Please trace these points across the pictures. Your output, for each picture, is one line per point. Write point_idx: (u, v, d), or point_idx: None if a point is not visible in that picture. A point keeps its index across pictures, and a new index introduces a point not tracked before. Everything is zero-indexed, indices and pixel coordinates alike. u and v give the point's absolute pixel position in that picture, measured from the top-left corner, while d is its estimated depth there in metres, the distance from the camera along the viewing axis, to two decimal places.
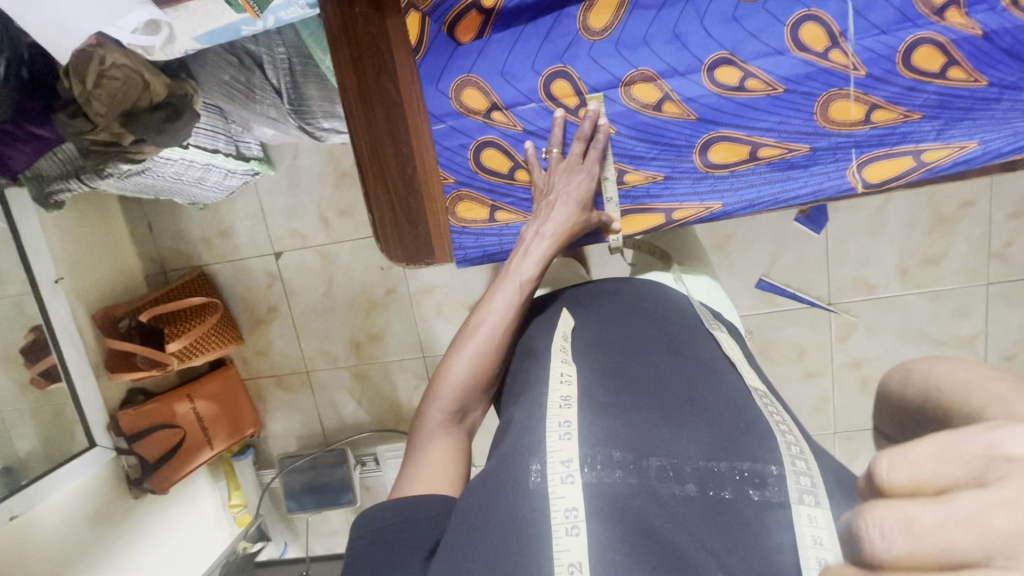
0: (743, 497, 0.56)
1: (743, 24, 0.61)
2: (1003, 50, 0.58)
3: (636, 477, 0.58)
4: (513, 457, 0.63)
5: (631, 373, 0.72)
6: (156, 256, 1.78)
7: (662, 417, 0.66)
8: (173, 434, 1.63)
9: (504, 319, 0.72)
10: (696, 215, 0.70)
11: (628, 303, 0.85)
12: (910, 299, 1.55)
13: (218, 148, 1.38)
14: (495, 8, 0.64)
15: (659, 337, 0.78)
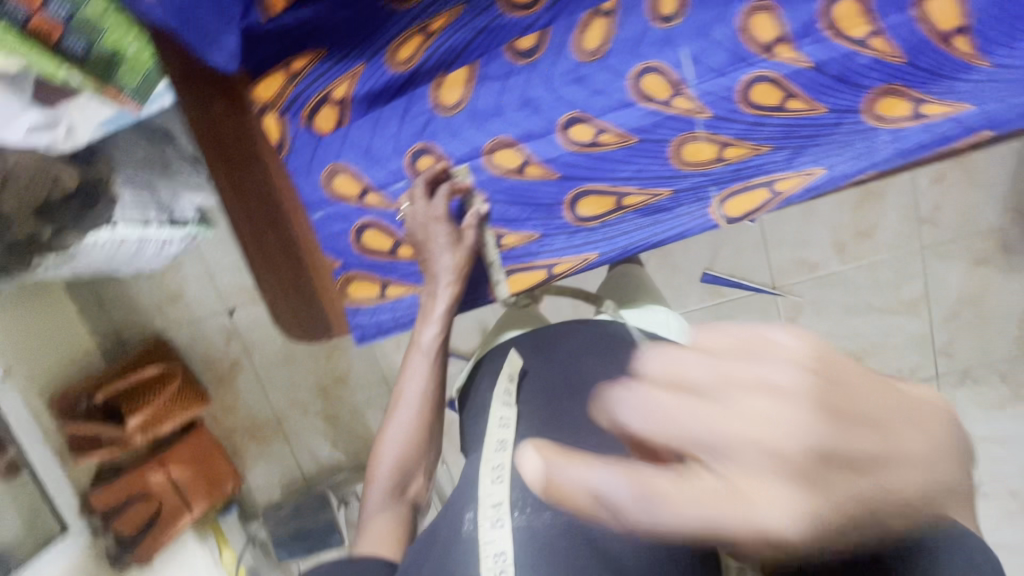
0: (675, 528, 0.54)
1: (588, 82, 0.64)
2: (833, 77, 0.61)
3: (569, 517, 0.58)
4: (454, 509, 0.64)
5: (569, 413, 0.72)
6: (110, 328, 1.78)
7: (600, 449, 0.64)
8: (148, 506, 1.63)
9: (424, 389, 0.73)
10: (575, 267, 0.74)
11: (574, 340, 0.85)
12: (850, 273, 1.56)
13: (150, 219, 1.27)
14: (347, 97, 0.66)
15: (607, 370, 0.76)
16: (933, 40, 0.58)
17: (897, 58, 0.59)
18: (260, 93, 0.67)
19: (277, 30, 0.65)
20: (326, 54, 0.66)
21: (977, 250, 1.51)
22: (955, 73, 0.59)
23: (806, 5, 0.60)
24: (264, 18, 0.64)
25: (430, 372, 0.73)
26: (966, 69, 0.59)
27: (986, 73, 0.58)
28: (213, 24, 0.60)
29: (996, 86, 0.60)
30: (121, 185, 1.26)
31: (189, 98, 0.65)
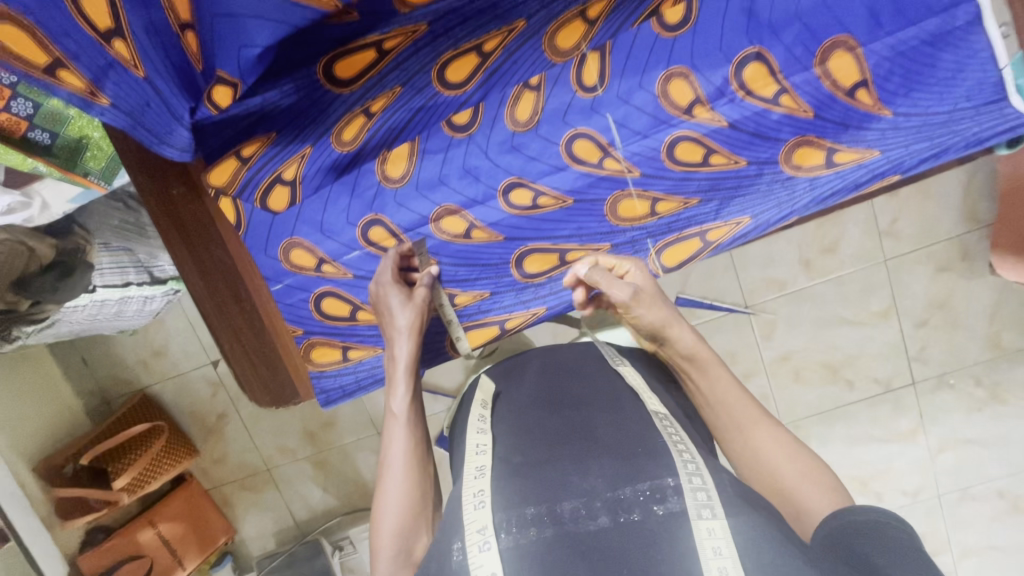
0: (650, 516, 0.53)
1: (523, 151, 0.68)
2: (749, 134, 0.66)
3: (551, 528, 0.54)
4: (438, 545, 0.59)
5: (542, 427, 0.69)
6: (96, 388, 1.78)
7: (570, 462, 0.62)
8: (140, 565, 1.62)
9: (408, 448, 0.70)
10: (525, 322, 0.77)
11: (544, 368, 0.82)
12: (818, 289, 1.51)
13: (129, 280, 1.25)
14: (296, 178, 0.70)
15: (572, 391, 0.75)
16: (837, 95, 0.62)
17: (806, 112, 0.64)
18: (214, 178, 0.70)
19: (225, 121, 0.69)
20: (274, 139, 0.70)
21: (939, 257, 1.45)
22: (862, 123, 0.64)
23: (719, 68, 0.63)
24: (213, 112, 0.66)
25: (410, 432, 0.71)
26: (871, 119, 0.64)
27: (889, 121, 0.64)
28: (164, 122, 0.64)
29: (898, 133, 0.65)
30: (99, 249, 1.23)
31: (147, 181, 0.70)
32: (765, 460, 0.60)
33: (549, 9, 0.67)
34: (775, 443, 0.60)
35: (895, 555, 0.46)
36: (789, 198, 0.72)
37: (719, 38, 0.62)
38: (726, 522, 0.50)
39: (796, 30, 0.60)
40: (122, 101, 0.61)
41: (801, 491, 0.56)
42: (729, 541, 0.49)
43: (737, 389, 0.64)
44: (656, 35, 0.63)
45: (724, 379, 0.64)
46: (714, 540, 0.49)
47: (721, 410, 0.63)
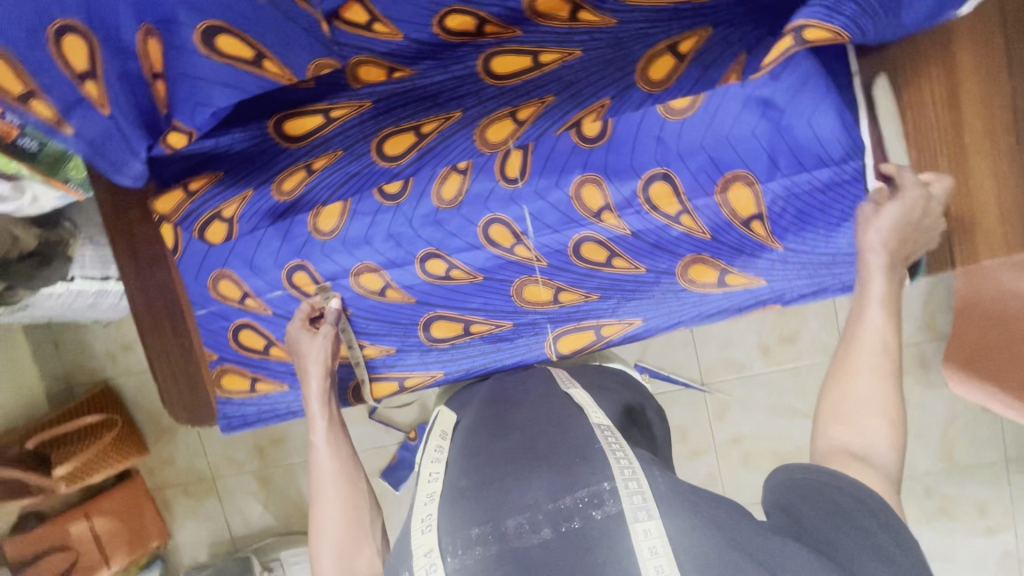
0: (589, 523, 0.46)
1: (444, 225, 0.71)
2: (650, 244, 0.71)
3: (497, 546, 0.46)
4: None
5: (486, 442, 0.60)
6: (62, 372, 1.83)
7: (510, 476, 0.53)
8: (63, 559, 1.58)
9: (338, 478, 0.72)
10: (422, 382, 0.84)
11: (490, 404, 0.72)
12: (774, 376, 1.48)
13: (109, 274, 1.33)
14: (233, 218, 0.75)
15: (518, 409, 0.67)
16: (734, 223, 0.68)
17: (703, 233, 0.70)
18: (159, 206, 0.75)
19: (180, 157, 0.76)
20: (221, 178, 0.75)
21: None
22: (754, 251, 0.71)
23: (629, 181, 0.68)
24: (167, 151, 0.73)
25: (334, 445, 0.74)
26: (763, 248, 0.70)
27: (778, 253, 0.71)
28: (126, 155, 0.72)
29: (784, 268, 0.73)
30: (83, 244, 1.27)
31: (110, 202, 0.77)
32: (850, 398, 0.63)
33: (484, 105, 0.73)
34: (876, 386, 0.62)
35: (833, 518, 0.50)
36: (677, 308, 0.79)
37: (631, 155, 0.67)
38: (663, 524, 0.45)
39: (701, 160, 0.65)
40: (83, 133, 0.66)
41: (868, 425, 0.61)
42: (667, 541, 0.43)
43: (890, 336, 0.63)
44: (574, 143, 0.68)
45: (880, 321, 0.64)
46: (649, 541, 0.44)
47: (857, 345, 0.64)
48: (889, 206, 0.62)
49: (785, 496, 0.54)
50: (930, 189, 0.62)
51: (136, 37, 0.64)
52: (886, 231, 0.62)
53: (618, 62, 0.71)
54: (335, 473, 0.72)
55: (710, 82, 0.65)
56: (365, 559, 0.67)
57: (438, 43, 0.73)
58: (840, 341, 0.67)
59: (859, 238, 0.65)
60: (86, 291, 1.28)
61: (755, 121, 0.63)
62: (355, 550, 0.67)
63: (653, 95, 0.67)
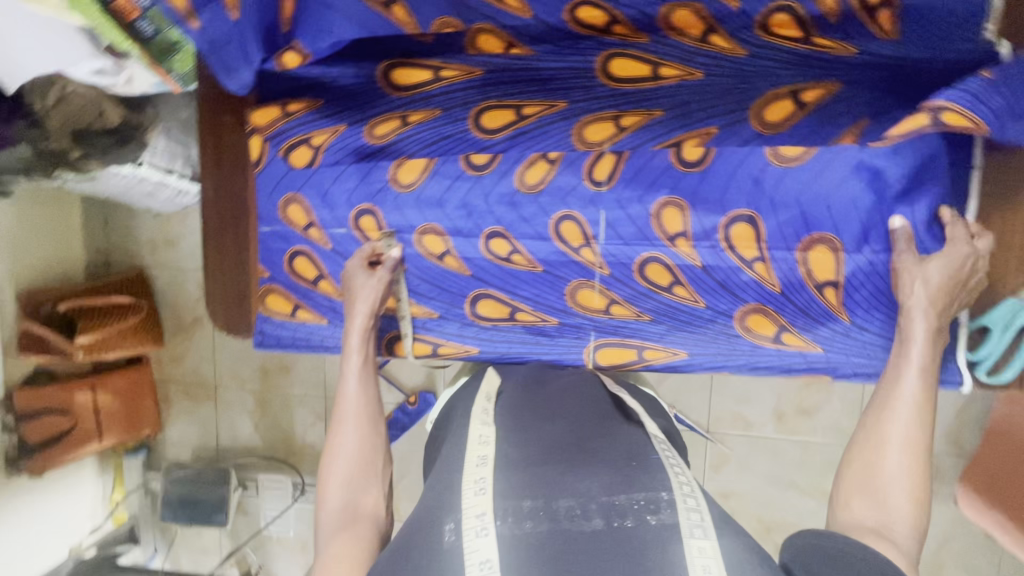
0: (642, 525, 0.49)
1: (518, 209, 0.73)
2: (717, 282, 0.71)
3: (547, 524, 0.50)
4: (424, 524, 0.53)
5: (538, 429, 0.64)
6: (105, 249, 1.88)
7: (564, 465, 0.57)
8: (62, 422, 1.63)
9: (363, 414, 0.72)
10: (455, 353, 0.82)
11: (531, 388, 0.74)
12: (781, 445, 1.45)
13: (173, 170, 1.31)
14: (322, 147, 0.76)
15: (567, 406, 0.70)
16: (808, 283, 0.69)
17: (774, 286, 0.70)
18: (257, 117, 0.77)
19: (282, 76, 0.76)
20: (319, 107, 0.76)
21: None
22: (820, 317, 0.70)
23: (713, 215, 0.69)
24: (278, 68, 0.74)
25: (365, 379, 0.73)
26: (829, 317, 0.70)
27: (843, 326, 0.70)
28: (240, 61, 0.71)
29: (847, 341, 0.70)
30: (157, 137, 1.26)
31: (210, 102, 0.79)
32: (882, 468, 0.62)
33: (591, 101, 0.71)
34: (904, 463, 0.62)
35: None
36: (727, 351, 0.75)
37: (723, 191, 0.68)
38: (716, 544, 0.48)
39: (791, 214, 0.67)
40: (210, 34, 0.68)
41: (887, 499, 0.61)
42: (719, 562, 0.46)
43: (923, 402, 0.63)
44: (670, 164, 0.68)
45: (914, 392, 0.63)
46: (703, 559, 0.47)
47: (891, 411, 0.64)
48: (934, 260, 0.62)
49: (805, 556, 0.54)
50: (978, 247, 0.62)
51: None
52: (934, 286, 0.62)
53: (736, 95, 0.68)
54: (360, 409, 0.72)
55: (823, 135, 0.65)
56: (370, 497, 0.68)
57: (564, 31, 0.70)
58: (874, 396, 0.67)
59: (902, 298, 0.64)
60: (149, 181, 1.30)
61: (859, 190, 0.63)
62: (360, 487, 0.69)
63: (762, 135, 0.67)
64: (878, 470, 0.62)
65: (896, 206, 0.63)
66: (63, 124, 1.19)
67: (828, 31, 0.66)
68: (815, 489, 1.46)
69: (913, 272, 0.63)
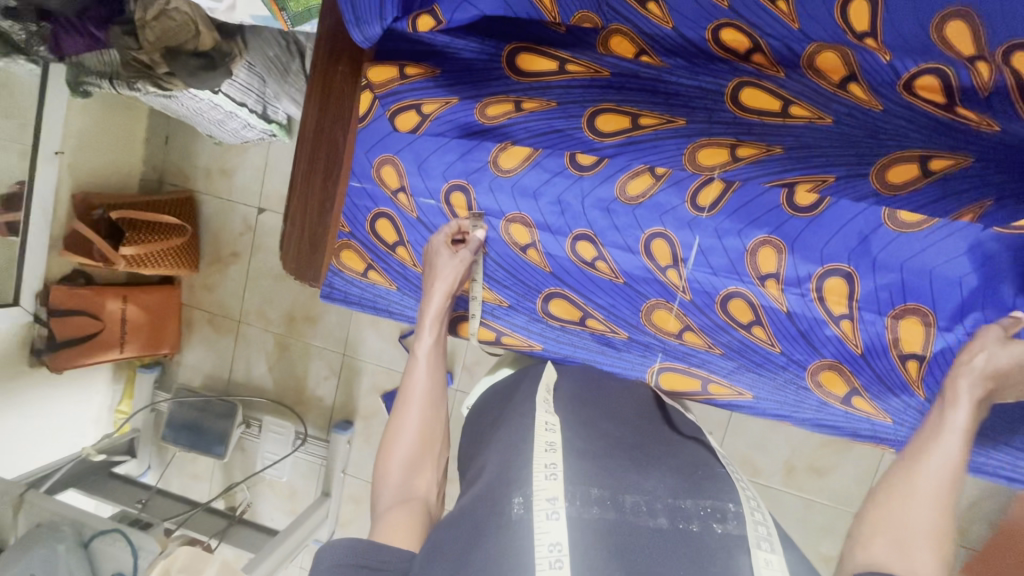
0: (708, 531, 0.52)
1: (612, 217, 0.72)
2: (798, 330, 0.70)
3: (614, 514, 0.53)
4: (495, 491, 0.57)
5: (602, 426, 0.66)
6: (160, 166, 1.83)
7: (631, 464, 0.60)
8: (91, 326, 1.61)
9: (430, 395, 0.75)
10: (518, 345, 0.81)
11: (588, 386, 0.75)
12: (785, 497, 1.43)
13: (245, 103, 1.31)
14: (431, 115, 0.76)
15: (627, 407, 0.72)
16: (891, 351, 0.68)
17: (856, 346, 0.69)
18: (371, 73, 0.76)
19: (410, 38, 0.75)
20: (435, 75, 0.75)
21: None
22: (895, 387, 0.69)
23: (809, 263, 0.68)
24: (408, 29, 0.71)
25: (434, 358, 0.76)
26: (905, 390, 0.69)
27: (917, 402, 0.69)
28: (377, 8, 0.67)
29: (915, 417, 0.70)
30: (241, 67, 1.25)
31: (329, 41, 0.77)
32: (901, 514, 0.56)
33: (711, 125, 0.70)
34: (932, 514, 0.55)
35: None
36: (790, 402, 0.74)
37: (825, 241, 0.66)
38: (783, 560, 0.50)
39: (891, 278, 0.65)
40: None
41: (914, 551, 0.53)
42: None
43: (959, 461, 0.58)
44: (779, 204, 0.66)
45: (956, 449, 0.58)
46: (771, 570, 0.49)
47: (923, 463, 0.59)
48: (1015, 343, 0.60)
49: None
50: None
51: None
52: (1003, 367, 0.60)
53: (861, 148, 0.67)
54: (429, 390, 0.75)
55: (942, 210, 0.65)
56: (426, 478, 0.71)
57: (703, 49, 0.68)
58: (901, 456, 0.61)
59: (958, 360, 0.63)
60: (221, 108, 1.29)
61: (967, 269, 0.63)
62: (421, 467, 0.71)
63: (879, 194, 0.66)
64: (909, 512, 0.56)
65: (998, 290, 0.62)
66: (157, 39, 1.11)
67: (973, 103, 0.62)
68: (809, 547, 1.44)
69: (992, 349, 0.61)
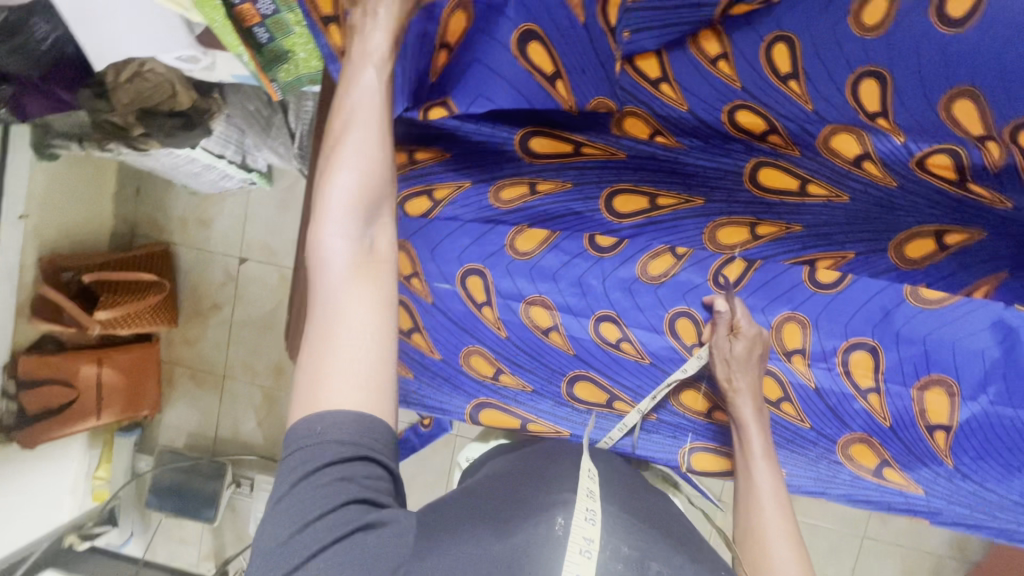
0: None
1: (635, 297, 0.73)
2: (828, 406, 0.70)
3: None
4: (519, 514, 0.44)
5: (642, 495, 0.55)
6: (132, 218, 1.52)
7: (657, 533, 0.47)
8: (61, 395, 1.32)
9: (381, 115, 0.51)
10: (547, 433, 0.75)
11: (608, 459, 0.63)
12: (820, 527, 1.26)
13: (224, 155, 1.07)
14: (442, 202, 0.74)
15: (648, 483, 0.61)
16: (919, 422, 0.68)
17: (884, 419, 0.69)
18: None
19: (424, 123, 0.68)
20: (445, 158, 0.72)
21: (908, 563, 1.27)
22: (925, 457, 0.69)
23: (833, 337, 0.69)
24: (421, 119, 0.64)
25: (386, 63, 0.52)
26: (933, 459, 0.69)
27: (946, 470, 0.69)
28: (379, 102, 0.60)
29: (947, 486, 0.69)
30: (219, 121, 1.00)
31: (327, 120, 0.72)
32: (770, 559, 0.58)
33: (730, 205, 0.70)
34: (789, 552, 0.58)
35: None
36: (829, 481, 0.71)
37: (849, 315, 0.69)
38: None
39: (914, 351, 0.67)
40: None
41: None
42: None
43: (779, 490, 0.64)
44: (802, 281, 0.70)
45: (767, 480, 0.65)
46: None
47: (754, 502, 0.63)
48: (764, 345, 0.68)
49: None
50: (766, 334, 0.68)
51: (511, 36, 0.59)
52: (740, 360, 0.67)
53: (876, 225, 0.68)
54: (377, 108, 0.51)
55: (957, 282, 0.69)
56: (386, 235, 0.50)
57: (717, 130, 0.66)
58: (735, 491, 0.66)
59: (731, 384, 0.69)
60: (198, 162, 1.08)
61: (989, 342, 0.66)
62: (357, 227, 0.48)
63: (900, 268, 0.70)
64: (765, 537, 0.60)
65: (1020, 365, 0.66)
66: (131, 102, 0.91)
67: (985, 179, 0.61)
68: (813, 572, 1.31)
69: (725, 347, 0.68)
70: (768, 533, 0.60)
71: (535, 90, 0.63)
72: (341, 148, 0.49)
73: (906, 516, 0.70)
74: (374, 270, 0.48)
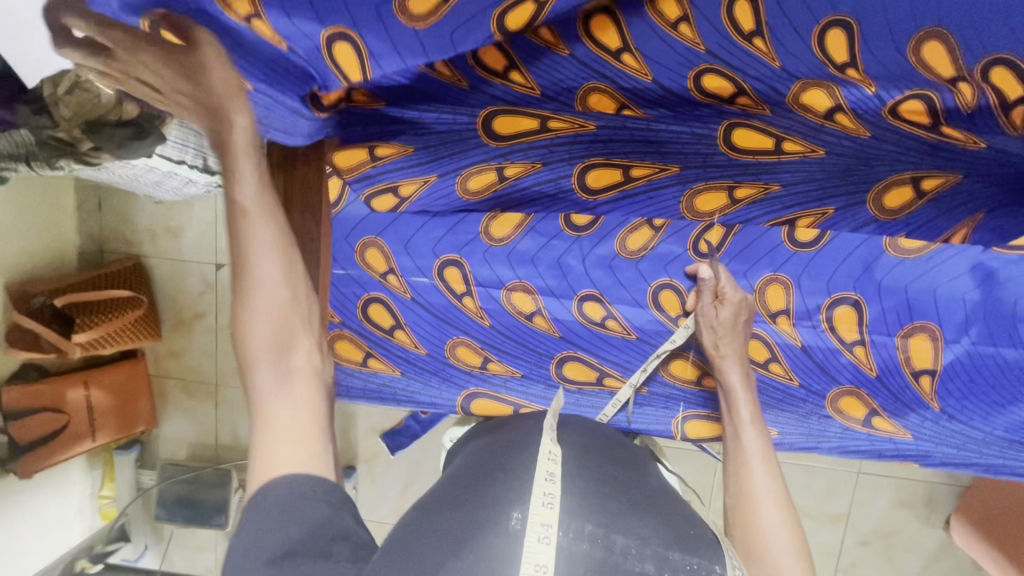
0: None
1: (616, 273, 0.73)
2: (815, 362, 0.72)
3: (602, 551, 0.41)
4: (481, 516, 0.44)
5: (608, 466, 0.54)
6: (99, 234, 1.44)
7: (625, 505, 0.47)
8: (51, 421, 1.29)
9: (279, 258, 0.59)
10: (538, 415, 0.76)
11: (586, 432, 0.63)
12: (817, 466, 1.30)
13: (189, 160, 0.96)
14: (409, 197, 0.72)
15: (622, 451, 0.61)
16: (905, 369, 0.70)
17: (871, 370, 0.71)
18: (337, 160, 0.69)
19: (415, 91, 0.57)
20: (409, 152, 0.67)
21: (903, 491, 1.30)
22: (911, 403, 0.71)
23: (816, 295, 0.71)
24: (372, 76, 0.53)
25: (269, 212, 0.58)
26: (920, 403, 0.71)
27: (932, 413, 0.71)
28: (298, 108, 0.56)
29: (933, 428, 0.72)
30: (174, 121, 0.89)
31: None
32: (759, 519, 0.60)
33: (707, 170, 0.67)
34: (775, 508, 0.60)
35: None
36: (817, 433, 0.74)
37: (831, 272, 0.70)
38: None
39: (896, 300, 0.69)
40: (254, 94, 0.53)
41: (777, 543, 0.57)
42: None
43: (767, 450, 0.65)
44: (782, 242, 0.71)
45: (755, 440, 0.65)
46: None
47: (742, 463, 0.65)
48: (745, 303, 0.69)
49: None
50: (750, 298, 0.69)
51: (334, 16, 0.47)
52: (721, 323, 0.68)
53: (857, 177, 0.65)
54: (275, 253, 0.59)
55: (937, 229, 0.68)
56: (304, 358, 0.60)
57: (684, 98, 0.59)
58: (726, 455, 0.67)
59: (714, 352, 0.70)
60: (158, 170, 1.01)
61: (970, 286, 0.68)
62: (276, 360, 0.58)
63: (879, 220, 0.68)
64: (749, 493, 0.62)
65: (1000, 309, 0.67)
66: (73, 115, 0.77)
67: (958, 121, 0.56)
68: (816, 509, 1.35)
69: (711, 312, 0.69)
70: (756, 493, 0.62)
71: (447, 42, 0.49)
72: (250, 303, 0.58)
73: (894, 462, 0.73)
74: (304, 393, 0.58)
